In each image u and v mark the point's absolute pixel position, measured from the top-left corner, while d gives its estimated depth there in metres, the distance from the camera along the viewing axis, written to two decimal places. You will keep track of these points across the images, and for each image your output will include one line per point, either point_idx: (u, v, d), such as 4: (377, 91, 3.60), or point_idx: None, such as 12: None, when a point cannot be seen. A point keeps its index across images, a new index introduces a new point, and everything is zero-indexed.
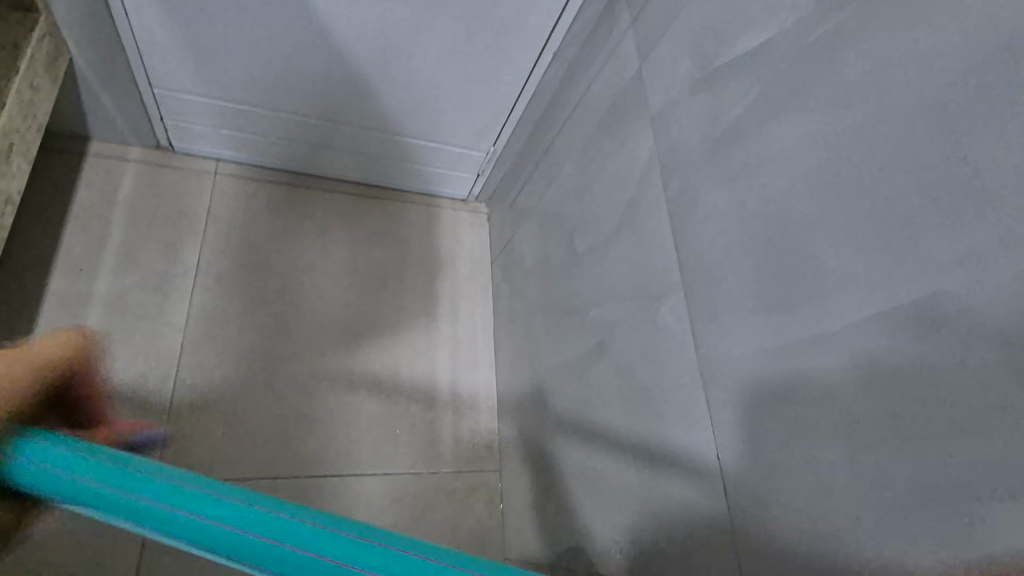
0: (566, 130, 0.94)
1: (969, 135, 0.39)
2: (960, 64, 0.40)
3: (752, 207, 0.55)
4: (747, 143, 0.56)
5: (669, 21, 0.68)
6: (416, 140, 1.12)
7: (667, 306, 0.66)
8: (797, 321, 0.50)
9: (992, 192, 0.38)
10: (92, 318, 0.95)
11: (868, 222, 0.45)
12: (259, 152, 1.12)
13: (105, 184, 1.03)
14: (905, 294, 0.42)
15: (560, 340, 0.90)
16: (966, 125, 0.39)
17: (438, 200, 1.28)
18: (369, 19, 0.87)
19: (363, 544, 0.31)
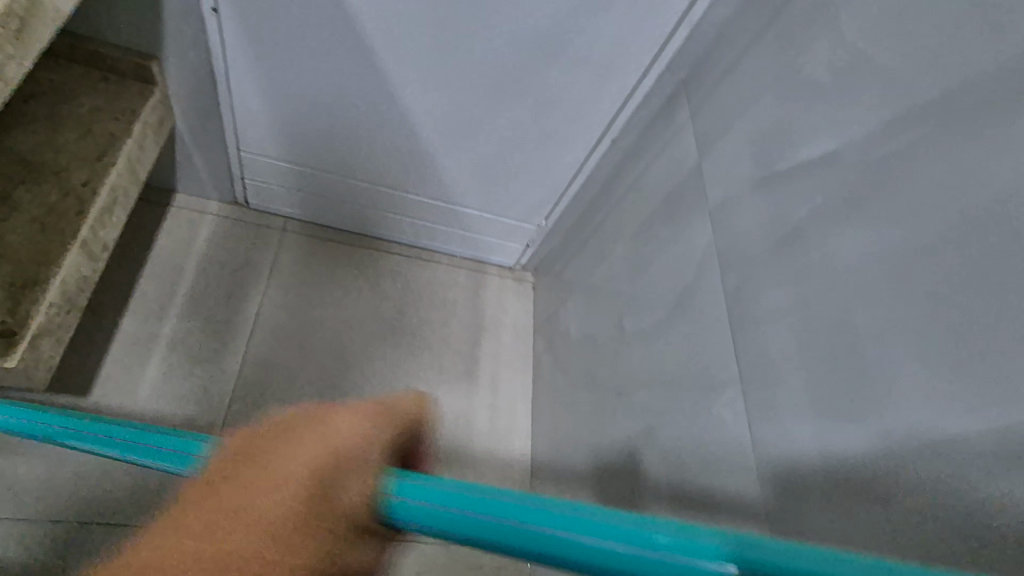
0: (619, 212, 0.97)
1: None
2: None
3: (814, 309, 0.56)
4: (809, 247, 0.57)
5: (729, 123, 0.72)
6: (472, 211, 1.18)
7: (722, 399, 0.65)
8: (861, 428, 0.49)
9: None
10: (156, 359, 1.00)
11: (939, 335, 0.45)
12: (325, 213, 1.19)
13: (184, 234, 1.11)
14: (983, 420, 0.41)
15: (604, 419, 0.90)
16: None
17: (486, 267, 1.32)
18: (441, 101, 0.94)
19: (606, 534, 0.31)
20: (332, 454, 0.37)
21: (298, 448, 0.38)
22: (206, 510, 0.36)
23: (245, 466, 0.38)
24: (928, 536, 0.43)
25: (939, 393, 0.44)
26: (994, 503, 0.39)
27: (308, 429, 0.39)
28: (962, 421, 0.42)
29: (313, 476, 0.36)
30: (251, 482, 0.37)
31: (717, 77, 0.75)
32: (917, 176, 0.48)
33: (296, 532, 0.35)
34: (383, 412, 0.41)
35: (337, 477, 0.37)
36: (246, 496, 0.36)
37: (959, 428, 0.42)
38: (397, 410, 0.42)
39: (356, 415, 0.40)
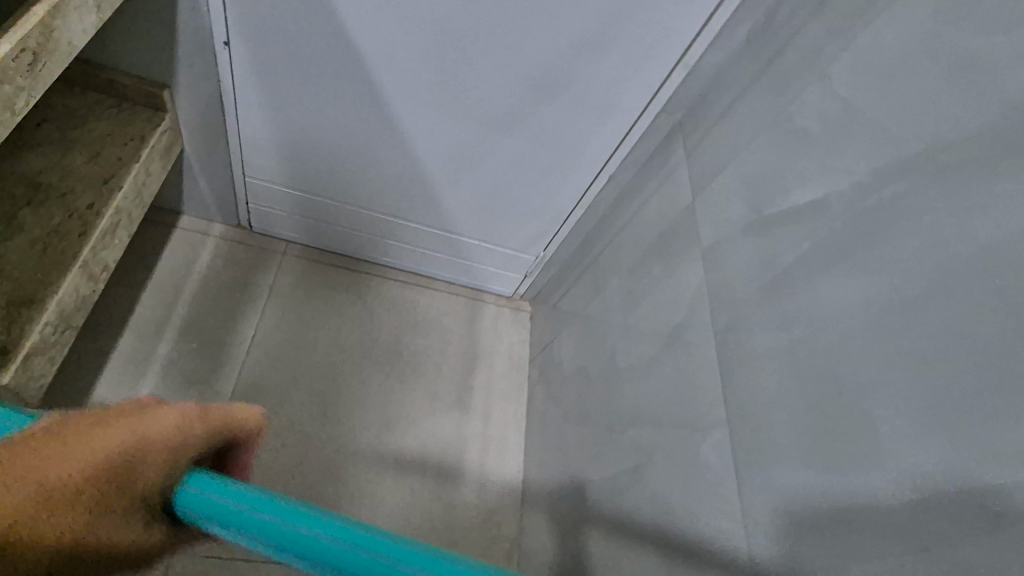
0: (615, 247, 0.98)
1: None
2: (1012, 250, 0.41)
3: (802, 354, 0.56)
4: (799, 293, 0.57)
5: (722, 166, 0.73)
6: (471, 240, 1.19)
7: (710, 442, 0.65)
8: (851, 480, 0.48)
9: None
10: (149, 379, 1.00)
11: (924, 388, 0.45)
12: (326, 237, 1.21)
13: (186, 255, 1.13)
14: (969, 479, 0.40)
15: (593, 454, 0.89)
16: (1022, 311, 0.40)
17: (483, 295, 1.32)
18: (442, 133, 0.96)
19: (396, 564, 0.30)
20: (147, 435, 0.35)
21: (102, 432, 0.35)
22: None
23: (89, 427, 0.35)
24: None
25: (926, 447, 0.44)
26: (983, 566, 0.38)
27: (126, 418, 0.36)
28: (949, 479, 0.42)
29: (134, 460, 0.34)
30: (61, 453, 0.33)
31: (711, 119, 0.77)
32: (906, 228, 0.49)
33: (92, 497, 0.33)
34: (211, 413, 0.40)
35: (135, 458, 0.34)
36: (72, 445, 0.33)
37: (945, 486, 0.42)
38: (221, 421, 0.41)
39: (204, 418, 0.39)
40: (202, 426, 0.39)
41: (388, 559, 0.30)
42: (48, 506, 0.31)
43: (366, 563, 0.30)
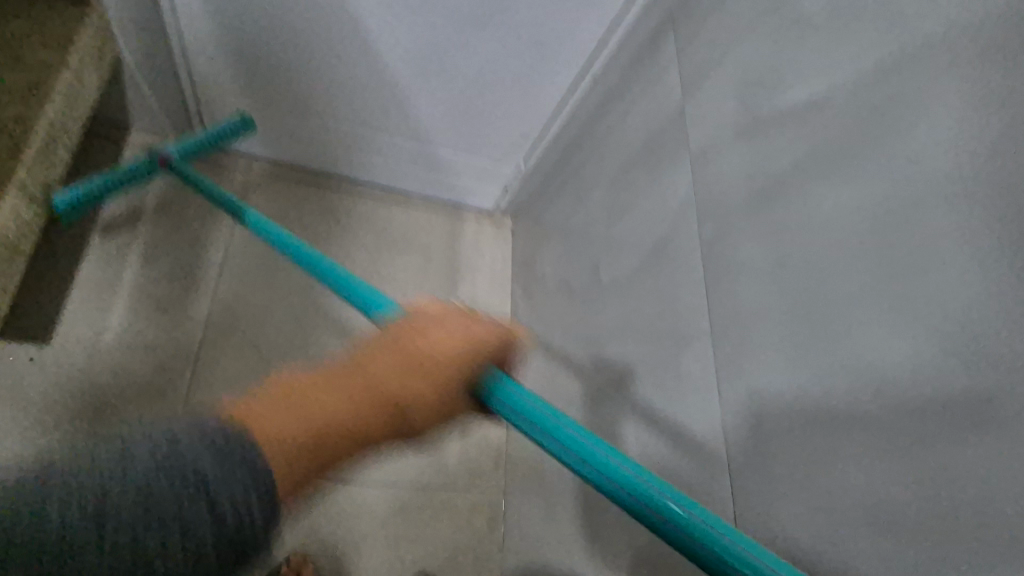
0: (598, 155, 0.93)
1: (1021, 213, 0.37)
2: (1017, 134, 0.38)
3: (789, 262, 0.54)
4: (790, 200, 0.55)
5: (711, 63, 0.67)
6: (447, 151, 1.13)
7: (691, 353, 0.65)
8: (830, 386, 0.48)
9: None
10: (118, 304, 0.97)
11: (911, 291, 0.43)
12: (292, 150, 1.14)
13: None
14: (952, 379, 0.40)
15: (577, 368, 0.90)
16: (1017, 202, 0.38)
17: (463, 211, 1.27)
18: (410, 27, 0.89)
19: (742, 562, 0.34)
20: (413, 357, 0.40)
21: (390, 358, 0.40)
22: (315, 391, 0.37)
23: (389, 341, 0.41)
24: (889, 496, 0.42)
25: (909, 350, 0.43)
26: (956, 461, 0.39)
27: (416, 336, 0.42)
28: (928, 380, 0.41)
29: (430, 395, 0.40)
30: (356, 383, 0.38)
31: (702, 9, 0.70)
32: (906, 124, 0.45)
33: (356, 430, 0.37)
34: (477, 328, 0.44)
35: (417, 388, 0.39)
36: (366, 364, 0.39)
37: (926, 387, 0.41)
38: (469, 332, 0.43)
39: (460, 326, 0.44)
40: (477, 351, 0.42)
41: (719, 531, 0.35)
42: (327, 438, 0.36)
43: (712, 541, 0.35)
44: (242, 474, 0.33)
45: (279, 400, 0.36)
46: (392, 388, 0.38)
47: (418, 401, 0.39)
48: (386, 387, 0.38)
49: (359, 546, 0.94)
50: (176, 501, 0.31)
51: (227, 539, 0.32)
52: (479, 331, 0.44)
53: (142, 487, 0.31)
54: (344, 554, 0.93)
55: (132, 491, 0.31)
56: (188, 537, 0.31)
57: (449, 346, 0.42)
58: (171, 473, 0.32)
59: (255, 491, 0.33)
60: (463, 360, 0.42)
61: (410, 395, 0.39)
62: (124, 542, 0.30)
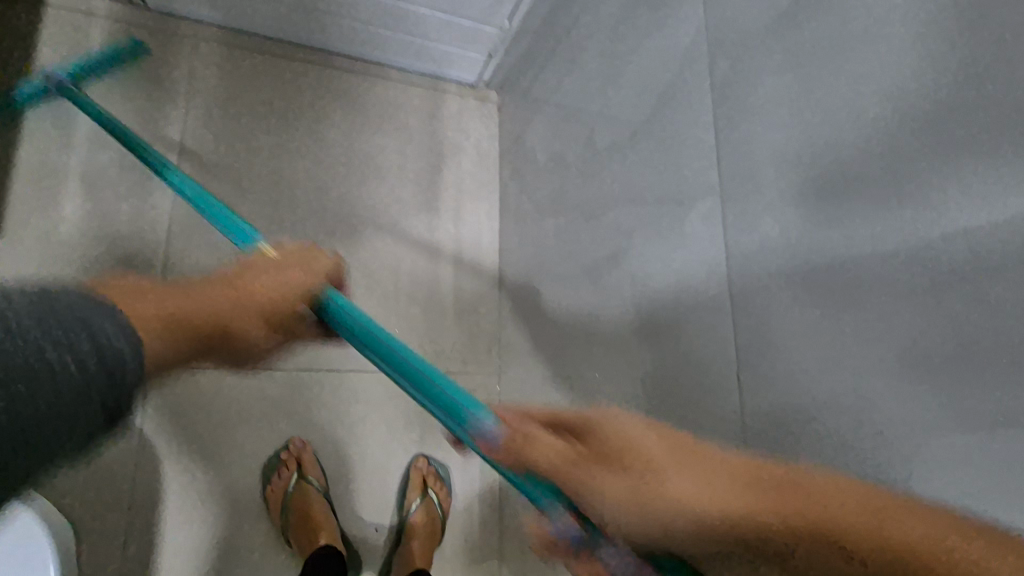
0: (593, 2, 0.80)
1: None
2: None
3: (816, 95, 0.47)
4: (822, 18, 0.46)
5: None
6: (420, 9, 0.99)
7: (697, 213, 0.59)
8: (858, 231, 0.43)
9: None
10: (70, 193, 0.89)
11: (972, 107, 0.36)
12: (243, 14, 0.99)
13: (71, 43, 0.93)
14: (1001, 211, 0.35)
15: (570, 245, 0.85)
16: None
17: (443, 84, 1.15)
18: None
19: None
20: (253, 292, 0.52)
21: (228, 288, 0.52)
22: (163, 296, 0.47)
23: (237, 276, 0.53)
24: (923, 342, 0.38)
25: (964, 179, 0.37)
26: (1007, 299, 0.34)
27: (251, 277, 0.54)
28: (982, 210, 0.36)
29: (270, 307, 0.52)
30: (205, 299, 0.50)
31: None
32: None
33: (195, 328, 0.47)
34: (312, 263, 0.55)
35: (255, 310, 0.52)
36: (214, 291, 0.51)
37: (966, 225, 0.36)
38: (303, 265, 0.55)
39: (297, 264, 0.55)
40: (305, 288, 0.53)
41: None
42: (182, 328, 0.46)
43: None
44: (109, 322, 0.39)
45: (141, 299, 0.46)
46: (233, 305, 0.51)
47: (248, 314, 0.51)
48: (227, 303, 0.50)
49: (357, 431, 0.94)
50: (68, 340, 0.35)
51: (111, 370, 0.37)
52: (315, 270, 0.55)
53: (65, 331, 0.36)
54: (342, 439, 0.93)
55: (19, 338, 0.33)
56: (86, 351, 0.36)
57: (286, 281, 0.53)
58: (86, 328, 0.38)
59: (123, 333, 0.39)
60: (293, 292, 0.52)
61: (236, 315, 0.51)
62: (24, 372, 0.33)
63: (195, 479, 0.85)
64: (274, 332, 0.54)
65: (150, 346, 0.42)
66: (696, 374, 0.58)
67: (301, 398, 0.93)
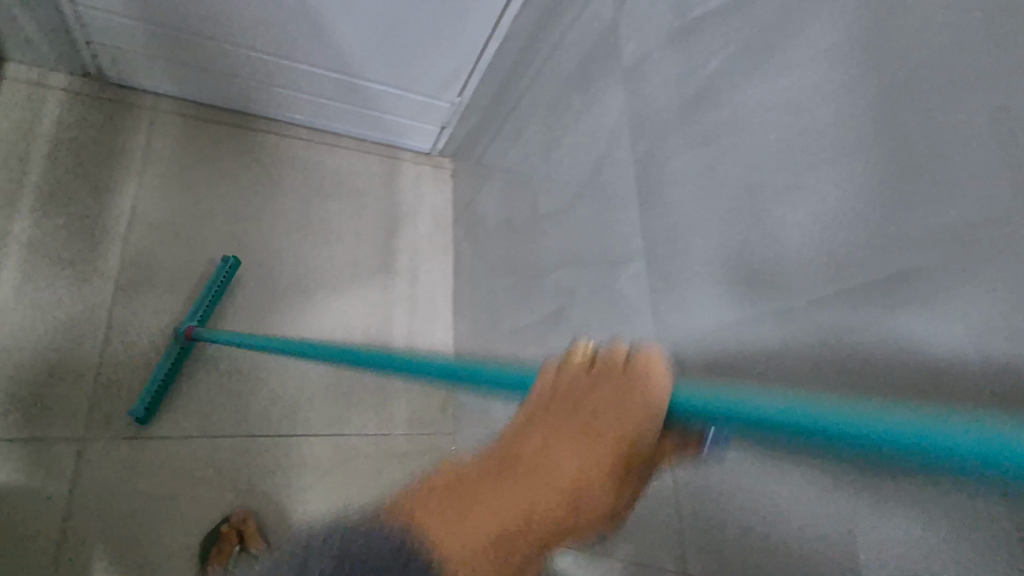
0: (535, 83, 0.88)
1: (945, 104, 0.37)
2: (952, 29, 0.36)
3: (722, 170, 0.53)
4: (722, 105, 0.53)
5: None
6: (376, 86, 1.04)
7: (628, 274, 0.63)
8: (768, 289, 0.48)
9: (952, 178, 0.36)
10: (11, 259, 0.87)
11: (851, 184, 0.42)
12: (204, 88, 1.03)
13: (26, 113, 0.94)
14: (876, 274, 0.40)
15: (519, 305, 0.88)
16: (942, 97, 0.37)
17: (399, 152, 1.21)
18: None
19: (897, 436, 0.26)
20: (601, 432, 0.40)
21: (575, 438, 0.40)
22: (494, 490, 0.37)
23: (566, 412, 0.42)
24: (823, 390, 0.42)
25: (846, 243, 0.42)
26: (892, 353, 0.38)
27: (588, 411, 0.40)
28: (866, 272, 0.41)
29: (620, 442, 0.40)
30: (541, 467, 0.39)
31: None
32: (836, 17, 0.44)
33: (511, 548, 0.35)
34: (619, 379, 0.41)
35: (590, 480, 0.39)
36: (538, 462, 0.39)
37: (849, 286, 0.42)
38: (635, 373, 0.41)
39: (634, 388, 0.40)
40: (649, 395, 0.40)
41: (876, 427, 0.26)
42: (520, 537, 0.36)
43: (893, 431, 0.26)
44: None
45: (452, 525, 0.35)
46: (599, 452, 0.39)
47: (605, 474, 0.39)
48: (597, 454, 0.39)
49: (306, 500, 0.92)
50: None
51: None
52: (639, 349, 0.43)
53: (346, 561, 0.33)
54: (289, 509, 0.90)
55: None
56: None
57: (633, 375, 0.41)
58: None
59: None
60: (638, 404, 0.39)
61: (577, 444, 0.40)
62: None
63: (128, 560, 0.80)
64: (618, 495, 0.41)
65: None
66: None
67: (249, 465, 0.90)
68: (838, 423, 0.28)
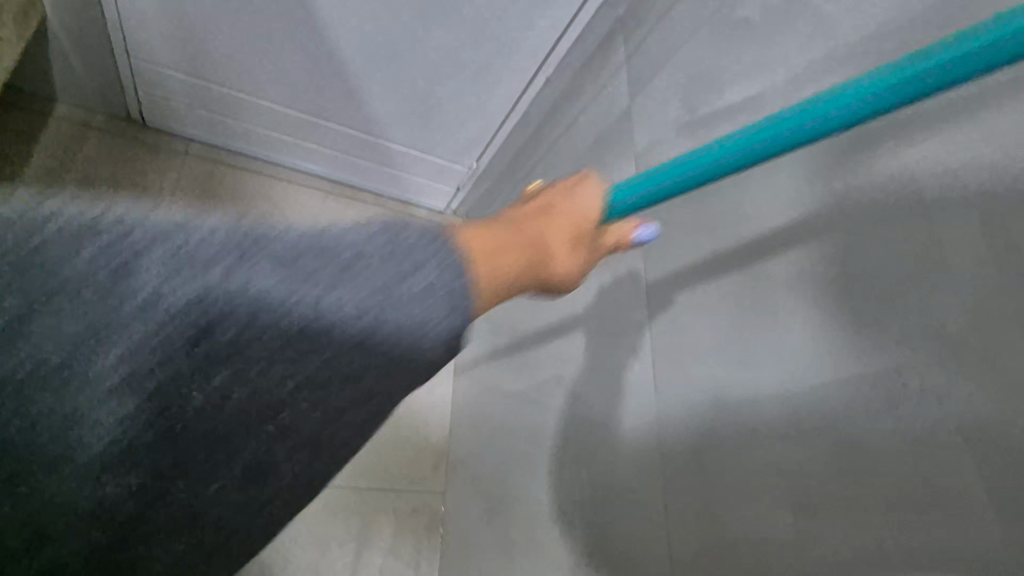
0: (550, 158, 0.93)
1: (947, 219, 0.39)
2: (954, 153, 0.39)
3: (723, 257, 0.56)
4: (725, 194, 0.57)
5: (661, 65, 0.68)
6: (398, 146, 1.09)
7: (631, 346, 0.65)
8: (758, 371, 0.50)
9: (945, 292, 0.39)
10: None
11: (844, 278, 0.45)
12: (236, 137, 1.07)
13: (66, 148, 0.97)
14: (865, 367, 0.42)
15: (519, 367, 0.90)
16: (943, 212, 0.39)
17: (415, 209, 1.25)
18: (364, 17, 0.84)
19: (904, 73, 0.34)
20: (588, 213, 0.42)
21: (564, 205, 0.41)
22: (517, 238, 0.34)
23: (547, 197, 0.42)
24: (823, 481, 0.43)
25: (840, 339, 0.44)
26: (885, 447, 0.40)
27: (559, 189, 0.43)
28: (856, 364, 0.43)
29: (595, 214, 0.43)
30: (539, 216, 0.39)
31: (654, 13, 0.71)
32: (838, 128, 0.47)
33: (536, 253, 0.35)
34: (592, 174, 0.46)
35: (565, 200, 0.42)
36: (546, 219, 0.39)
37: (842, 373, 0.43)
38: (588, 175, 0.45)
39: (597, 180, 0.45)
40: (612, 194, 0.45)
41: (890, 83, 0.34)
42: (545, 265, 0.36)
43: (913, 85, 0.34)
44: None
45: (494, 243, 0.32)
46: (584, 218, 0.42)
47: (593, 232, 0.42)
48: (582, 213, 0.42)
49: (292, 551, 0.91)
50: None
51: None
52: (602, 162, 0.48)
53: (373, 286, 0.27)
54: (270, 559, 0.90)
55: None
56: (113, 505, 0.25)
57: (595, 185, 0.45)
58: (411, 255, 0.28)
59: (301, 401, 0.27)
60: (607, 196, 0.44)
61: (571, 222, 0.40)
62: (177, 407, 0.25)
63: None
64: (599, 254, 0.43)
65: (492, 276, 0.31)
66: (627, 498, 0.62)
67: None
68: (830, 99, 0.37)
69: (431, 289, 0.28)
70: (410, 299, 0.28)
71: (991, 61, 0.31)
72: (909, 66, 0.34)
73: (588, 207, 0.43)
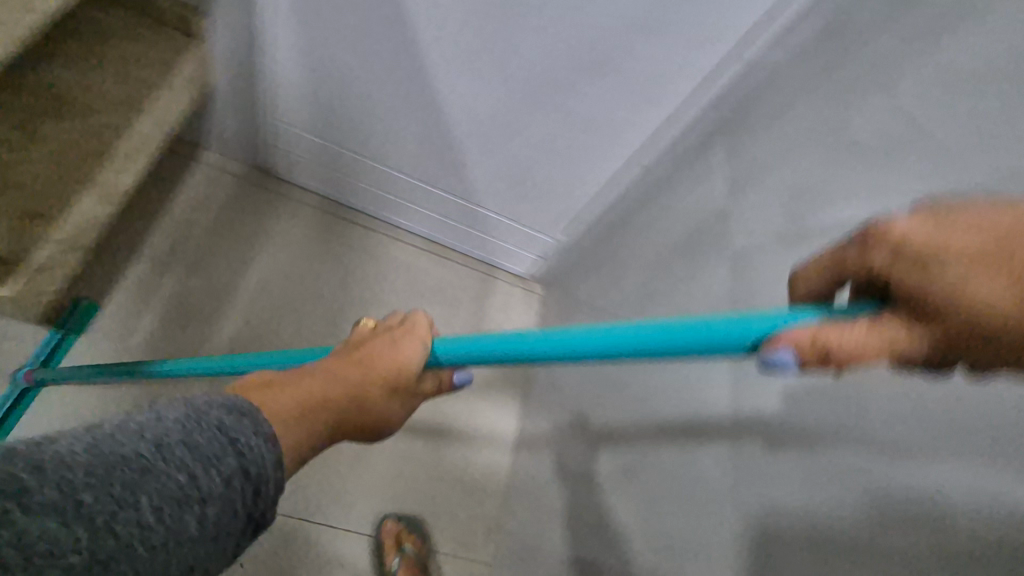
0: (640, 243, 0.95)
1: None
2: None
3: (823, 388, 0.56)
4: None
5: (766, 172, 0.68)
6: (492, 214, 1.15)
7: (712, 456, 0.66)
8: (861, 517, 0.50)
9: None
10: (153, 310, 1.00)
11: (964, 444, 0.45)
12: (348, 192, 1.18)
13: (206, 189, 1.10)
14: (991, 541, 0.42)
15: (590, 450, 0.90)
16: None
17: (497, 272, 1.30)
18: (481, 100, 0.91)
19: (731, 329, 0.33)
20: (385, 373, 0.40)
21: (360, 363, 0.39)
22: (289, 412, 0.34)
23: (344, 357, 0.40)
24: None
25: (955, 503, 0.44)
26: None
27: (361, 347, 0.41)
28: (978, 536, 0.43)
29: (397, 373, 0.41)
30: (322, 378, 0.37)
31: (762, 119, 0.72)
32: None
33: (317, 421, 0.35)
34: (405, 330, 0.43)
35: (365, 360, 0.40)
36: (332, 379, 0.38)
37: (961, 542, 0.43)
38: (403, 331, 0.43)
39: (406, 337, 0.43)
40: (419, 348, 0.43)
41: (703, 333, 0.34)
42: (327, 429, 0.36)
43: (714, 340, 0.33)
44: None
45: (279, 417, 0.34)
46: (378, 376, 0.39)
47: (390, 392, 0.40)
48: (376, 371, 0.39)
49: None
50: None
51: None
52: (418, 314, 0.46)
53: (159, 493, 0.26)
54: None
55: None
56: None
57: (404, 340, 0.42)
58: (211, 446, 0.29)
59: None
60: (412, 354, 0.42)
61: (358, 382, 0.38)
62: None
63: None
64: (400, 407, 0.42)
65: (285, 451, 0.33)
66: None
67: (299, 550, 0.93)
68: (657, 329, 0.35)
69: (227, 479, 0.28)
70: (202, 493, 0.28)
71: (748, 346, 0.33)
72: (722, 323, 0.33)
73: (389, 369, 0.40)
